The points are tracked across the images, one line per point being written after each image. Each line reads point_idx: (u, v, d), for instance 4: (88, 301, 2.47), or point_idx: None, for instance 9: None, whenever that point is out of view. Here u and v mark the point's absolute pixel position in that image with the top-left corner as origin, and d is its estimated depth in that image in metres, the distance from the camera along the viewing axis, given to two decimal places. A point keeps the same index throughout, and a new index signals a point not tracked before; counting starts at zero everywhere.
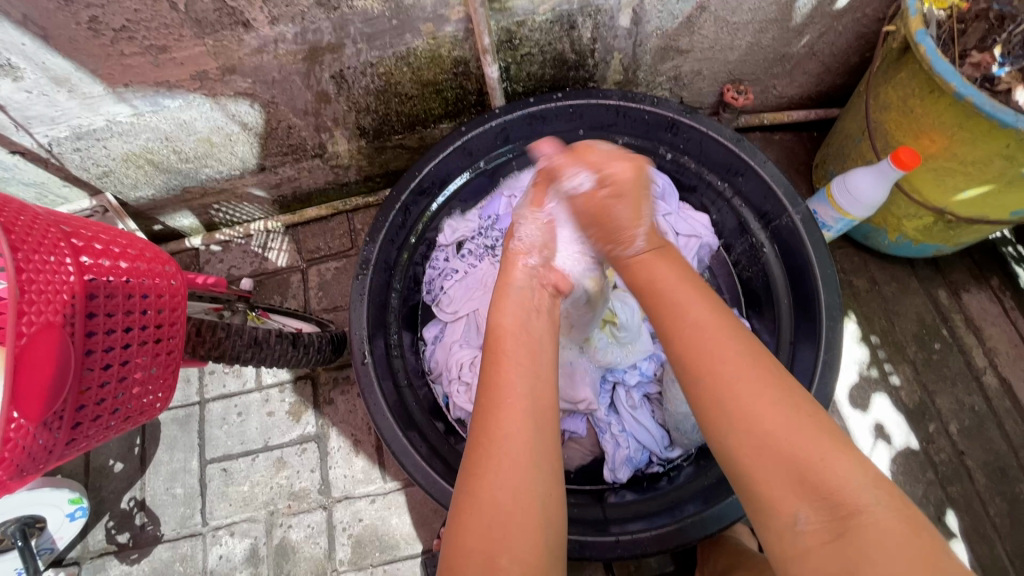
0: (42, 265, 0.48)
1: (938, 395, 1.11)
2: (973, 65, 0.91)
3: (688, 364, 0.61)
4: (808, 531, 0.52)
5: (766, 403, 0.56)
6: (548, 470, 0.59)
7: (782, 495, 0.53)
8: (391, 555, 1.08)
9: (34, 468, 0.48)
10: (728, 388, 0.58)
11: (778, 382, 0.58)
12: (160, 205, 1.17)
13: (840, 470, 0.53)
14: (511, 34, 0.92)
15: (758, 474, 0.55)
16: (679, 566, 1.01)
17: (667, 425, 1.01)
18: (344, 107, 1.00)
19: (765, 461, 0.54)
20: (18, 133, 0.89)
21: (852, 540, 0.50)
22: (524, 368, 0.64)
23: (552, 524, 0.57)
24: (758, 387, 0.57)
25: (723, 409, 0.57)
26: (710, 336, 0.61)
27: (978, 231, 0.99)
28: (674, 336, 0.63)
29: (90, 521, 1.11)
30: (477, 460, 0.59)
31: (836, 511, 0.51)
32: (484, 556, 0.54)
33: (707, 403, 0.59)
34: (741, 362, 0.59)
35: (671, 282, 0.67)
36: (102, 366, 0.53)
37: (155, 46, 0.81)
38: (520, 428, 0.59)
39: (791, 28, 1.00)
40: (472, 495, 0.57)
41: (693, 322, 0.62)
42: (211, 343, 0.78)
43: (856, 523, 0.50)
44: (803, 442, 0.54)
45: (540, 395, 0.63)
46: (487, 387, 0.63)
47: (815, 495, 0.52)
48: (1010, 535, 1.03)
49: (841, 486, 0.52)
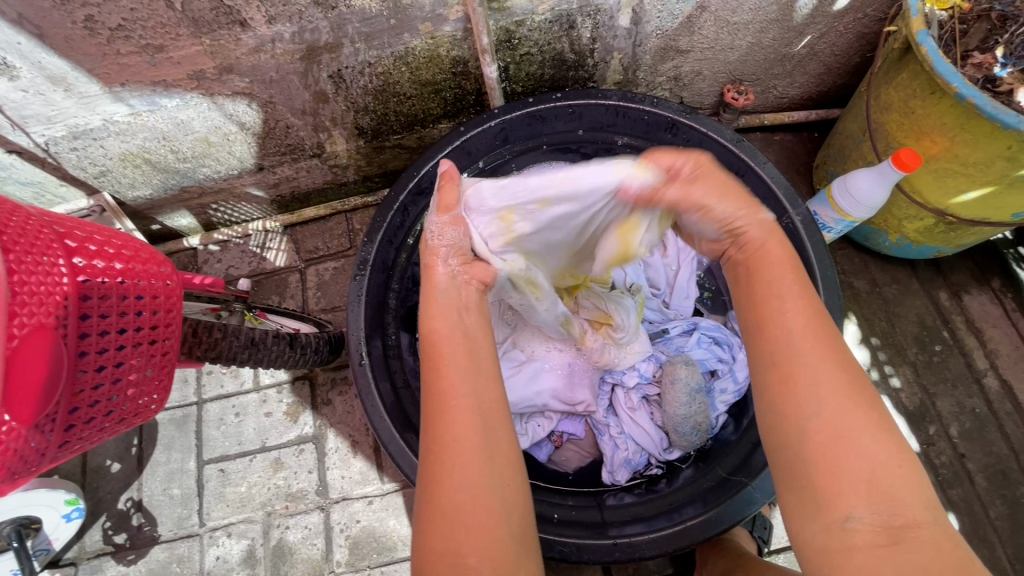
0: (35, 266, 0.48)
1: (939, 398, 1.11)
2: (976, 66, 0.90)
3: (773, 352, 0.56)
4: (859, 529, 0.50)
5: (846, 401, 0.53)
6: (502, 468, 0.58)
7: (842, 493, 0.51)
8: (389, 557, 1.07)
9: (26, 471, 0.48)
10: (811, 378, 0.54)
11: (848, 378, 0.54)
12: (158, 205, 1.17)
13: (905, 483, 0.51)
14: (510, 33, 0.91)
15: (822, 468, 0.52)
16: (678, 569, 1.01)
17: (667, 427, 0.99)
18: (343, 107, 1.00)
19: (831, 459, 0.51)
20: (14, 132, 0.89)
21: (905, 551, 0.48)
22: (463, 367, 0.62)
23: (515, 519, 0.57)
24: (839, 383, 0.54)
25: (806, 401, 0.53)
26: (804, 327, 0.56)
27: (979, 232, 0.98)
28: (761, 323, 0.58)
29: (87, 521, 1.11)
30: (433, 464, 0.57)
31: (894, 521, 0.49)
32: (452, 558, 0.53)
33: (783, 394, 0.55)
34: (830, 359, 0.55)
35: (774, 264, 0.62)
36: (96, 368, 0.53)
37: (152, 45, 0.80)
38: (468, 428, 0.58)
39: (792, 27, 1.00)
40: (431, 499, 0.56)
41: (789, 309, 0.58)
42: (207, 344, 0.77)
43: (910, 535, 0.49)
44: (873, 447, 0.51)
45: (483, 392, 0.61)
46: (429, 395, 0.61)
47: (877, 501, 0.50)
48: (1011, 538, 1.02)
49: (903, 499, 0.50)
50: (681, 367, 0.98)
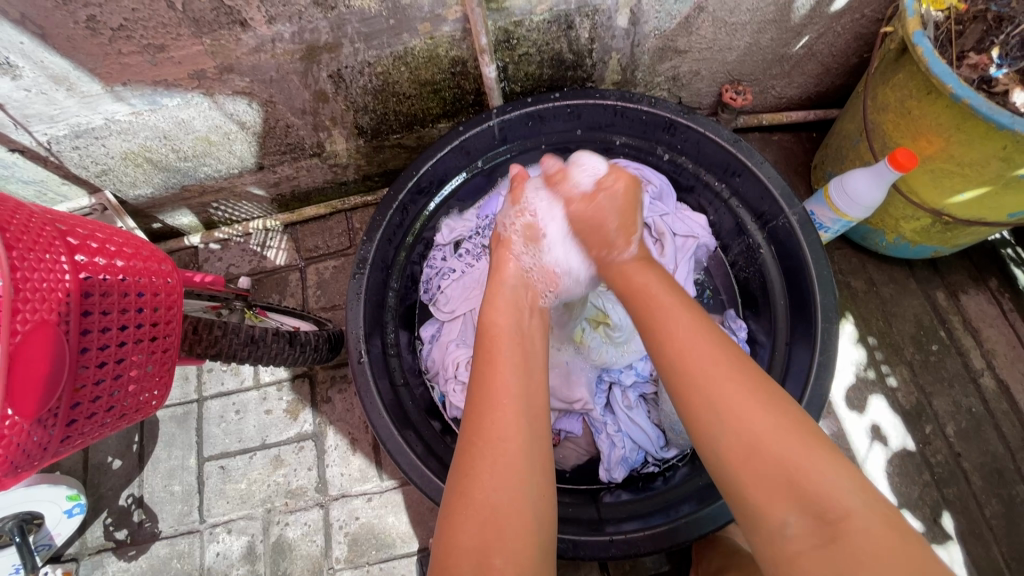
0: (38, 263, 0.48)
1: (936, 397, 1.11)
2: (971, 67, 0.91)
3: (679, 366, 0.62)
4: (798, 536, 0.52)
5: (752, 404, 0.57)
6: (538, 478, 0.59)
7: (771, 499, 0.53)
8: (388, 553, 1.08)
9: (28, 465, 0.49)
10: (712, 391, 0.59)
11: (757, 386, 0.59)
12: (159, 203, 1.17)
13: (828, 474, 0.53)
14: (509, 33, 0.92)
15: (746, 476, 0.55)
16: (674, 566, 1.01)
17: (663, 425, 1.01)
18: (342, 107, 1.00)
19: (751, 464, 0.55)
20: (17, 131, 0.90)
21: (840, 547, 0.50)
22: (516, 368, 0.66)
23: (545, 525, 0.58)
24: (746, 392, 0.58)
25: (710, 407, 0.58)
26: (695, 338, 0.63)
27: (976, 232, 0.99)
28: (657, 340, 0.65)
29: (88, 517, 1.12)
30: (473, 459, 0.59)
31: (826, 516, 0.51)
32: (477, 556, 0.53)
33: (698, 406, 0.59)
34: (727, 368, 0.60)
35: (659, 289, 0.70)
36: (98, 364, 0.53)
37: (153, 45, 0.81)
38: (516, 429, 0.60)
39: (789, 28, 1.00)
40: (465, 494, 0.57)
41: (680, 330, 0.64)
42: (207, 341, 0.78)
43: (843, 530, 0.50)
44: (788, 444, 0.55)
45: (532, 398, 0.64)
46: (480, 392, 0.64)
47: (804, 500, 0.52)
48: (1007, 537, 1.03)
49: (828, 492, 0.52)
50: None
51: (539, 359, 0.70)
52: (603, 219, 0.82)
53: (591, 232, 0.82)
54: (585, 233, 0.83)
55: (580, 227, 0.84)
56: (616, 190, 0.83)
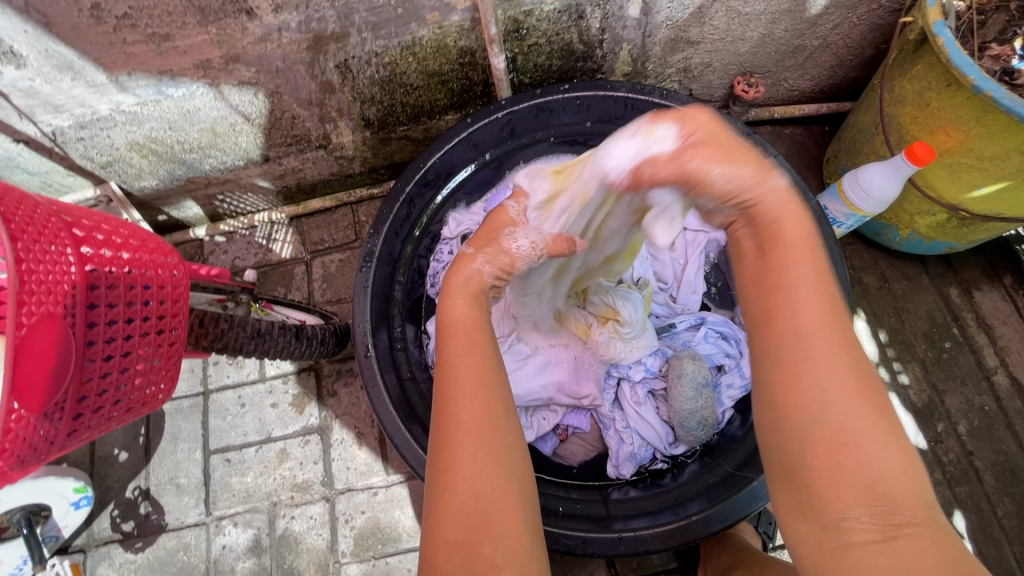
0: (42, 255, 0.47)
1: (948, 395, 1.10)
2: (993, 57, 0.90)
3: (783, 327, 0.50)
4: (855, 529, 0.46)
5: (847, 390, 0.47)
6: (517, 460, 0.57)
7: (841, 491, 0.46)
8: (393, 548, 1.08)
9: (35, 459, 0.48)
10: (818, 369, 0.48)
11: (864, 369, 0.49)
12: (164, 195, 1.17)
13: (903, 477, 0.47)
14: (519, 23, 0.90)
15: (815, 461, 0.47)
16: (682, 563, 1.01)
17: (672, 422, 0.98)
18: (349, 98, 0.99)
19: (830, 451, 0.47)
20: (21, 121, 0.89)
21: (902, 549, 0.44)
22: (485, 358, 0.60)
23: (530, 503, 0.57)
24: (851, 374, 0.48)
25: (808, 379, 0.48)
26: (805, 316, 0.49)
27: (993, 227, 0.97)
28: (770, 314, 0.51)
29: (95, 509, 1.12)
30: (450, 452, 0.56)
31: (892, 517, 0.45)
32: (467, 547, 0.52)
33: (793, 372, 0.48)
34: (836, 345, 0.48)
35: (795, 238, 0.53)
36: (103, 357, 0.53)
37: (158, 34, 0.80)
38: (486, 419, 0.57)
39: (805, 19, 0.98)
40: (449, 490, 0.54)
41: (798, 284, 0.50)
42: (214, 335, 0.77)
43: (907, 533, 0.45)
44: (874, 442, 0.47)
45: (501, 386, 0.60)
46: (447, 377, 0.59)
47: (875, 498, 0.46)
48: (1018, 536, 1.01)
49: (900, 494, 0.46)
50: (689, 362, 0.96)
51: None
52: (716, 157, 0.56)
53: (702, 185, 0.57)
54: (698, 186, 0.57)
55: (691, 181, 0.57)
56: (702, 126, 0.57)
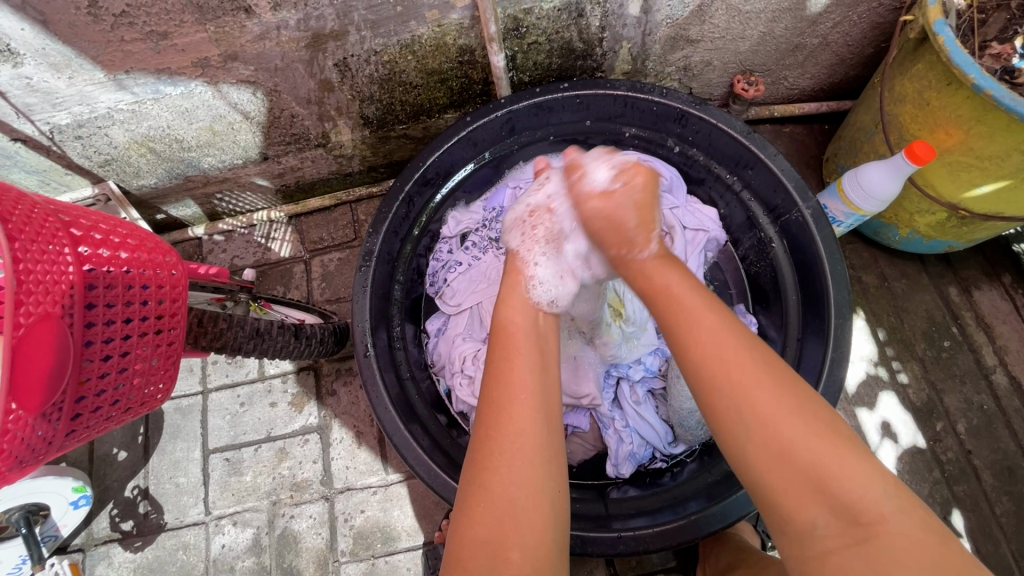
0: (40, 255, 0.47)
1: (947, 394, 1.10)
2: (994, 56, 0.89)
3: (699, 365, 0.58)
4: (828, 536, 0.50)
5: (783, 409, 0.54)
6: (555, 471, 0.58)
7: (801, 503, 0.51)
8: (393, 547, 1.08)
9: (33, 459, 0.48)
10: (743, 396, 0.55)
11: (787, 384, 0.56)
12: (163, 194, 1.16)
13: (862, 476, 0.50)
14: (518, 21, 0.90)
15: (777, 484, 0.52)
16: (681, 562, 1.01)
17: (672, 421, 1.00)
18: (348, 96, 0.99)
19: (781, 469, 0.52)
20: (18, 120, 0.89)
21: (875, 550, 0.48)
22: (533, 365, 0.63)
23: (562, 517, 0.57)
24: (776, 393, 0.54)
25: (736, 409, 0.55)
26: (720, 352, 0.58)
27: (992, 227, 0.97)
28: (692, 357, 0.59)
29: (94, 509, 1.12)
30: (488, 451, 0.57)
31: (857, 519, 0.49)
32: (495, 550, 0.52)
33: (724, 403, 0.55)
34: (755, 371, 0.56)
35: (685, 290, 0.64)
36: (102, 357, 0.52)
37: (156, 32, 0.79)
38: (530, 423, 0.58)
39: (805, 17, 0.98)
40: (483, 488, 0.56)
41: (703, 330, 0.59)
42: (212, 334, 0.77)
43: (876, 533, 0.49)
44: (823, 445, 0.52)
45: (549, 392, 0.62)
46: (494, 381, 0.62)
47: (835, 502, 0.50)
48: (1016, 535, 1.02)
49: (862, 495, 0.50)
50: None
51: (554, 354, 0.68)
52: (622, 218, 0.72)
53: (610, 230, 0.73)
54: (604, 231, 0.74)
55: (599, 225, 0.74)
56: (637, 187, 0.75)
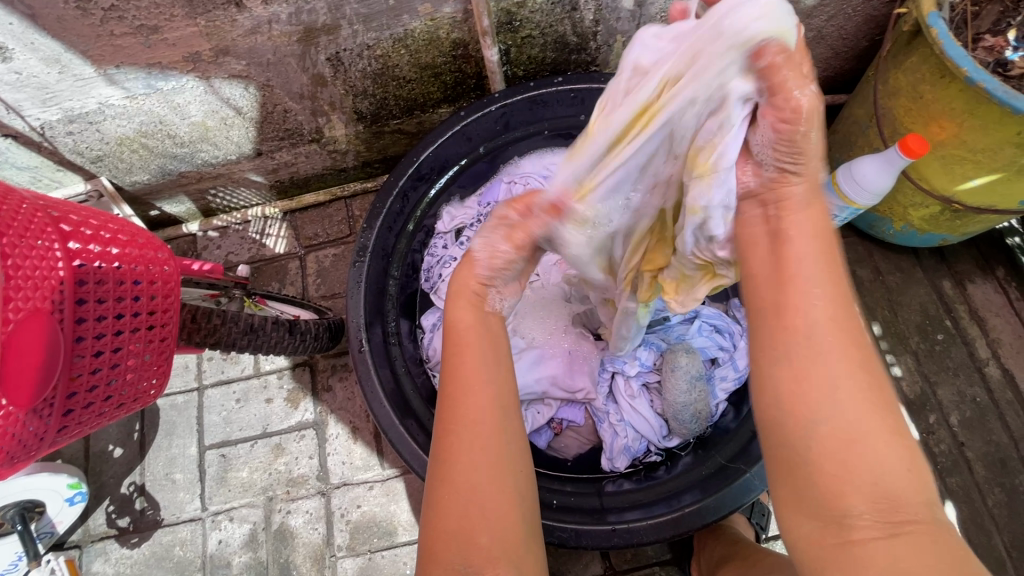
0: (29, 251, 0.47)
1: (940, 386, 1.10)
2: (987, 49, 0.89)
3: (790, 313, 0.46)
4: (861, 527, 0.42)
5: (859, 385, 0.44)
6: (517, 455, 0.57)
7: (842, 483, 0.43)
8: (390, 541, 1.08)
9: (25, 456, 0.48)
10: (822, 362, 0.44)
11: (870, 363, 0.45)
12: (156, 189, 1.16)
13: (910, 478, 0.43)
14: (512, 15, 0.89)
15: (823, 461, 0.43)
16: (676, 555, 1.02)
17: (667, 415, 0.99)
18: (341, 91, 0.99)
19: (839, 443, 0.43)
20: (9, 115, 0.88)
21: (905, 547, 0.41)
22: (487, 351, 0.60)
23: (528, 501, 0.57)
24: (856, 368, 0.45)
25: (810, 371, 0.44)
26: (820, 310, 0.46)
27: (985, 220, 0.97)
28: (779, 306, 0.47)
29: (91, 505, 1.12)
30: (449, 445, 0.56)
31: (897, 515, 0.42)
32: (464, 537, 0.52)
33: (800, 362, 0.45)
34: (848, 340, 0.45)
35: (799, 235, 0.50)
36: (93, 353, 0.52)
37: (146, 26, 0.79)
38: (490, 411, 0.56)
39: (799, 11, 0.98)
40: (448, 481, 0.55)
41: (807, 282, 0.47)
42: (206, 330, 0.77)
43: (908, 531, 0.42)
44: (886, 435, 0.43)
45: (506, 378, 0.59)
46: (450, 375, 0.59)
47: (880, 493, 0.42)
48: (1009, 526, 1.02)
49: (908, 493, 0.43)
50: (682, 355, 0.97)
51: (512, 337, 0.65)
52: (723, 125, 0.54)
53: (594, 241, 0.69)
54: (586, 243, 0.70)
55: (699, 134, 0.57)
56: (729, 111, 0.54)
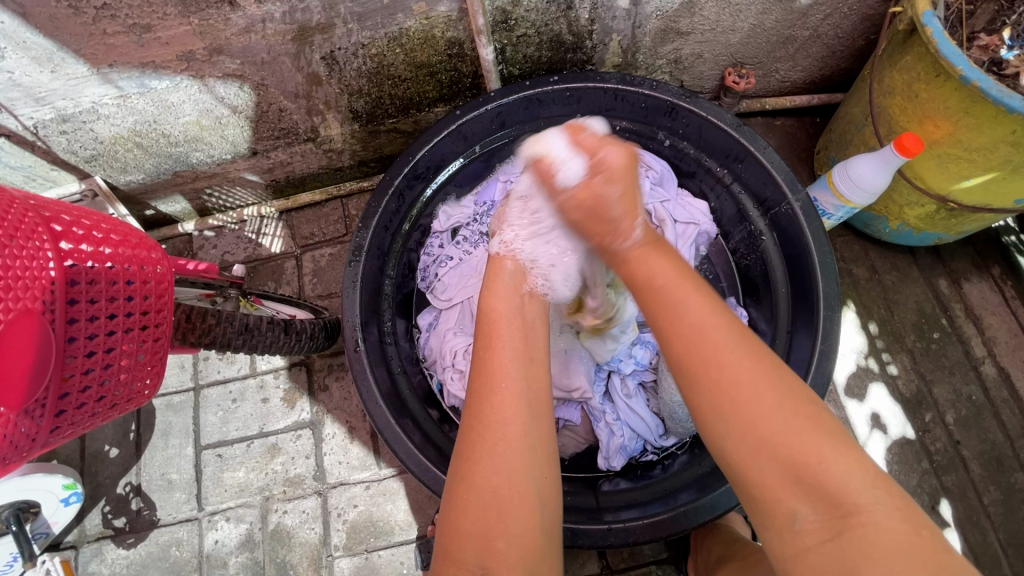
0: (19, 251, 0.47)
1: (936, 385, 1.10)
2: (982, 48, 0.89)
3: (686, 358, 0.55)
4: (807, 530, 0.49)
5: (764, 403, 0.51)
6: (542, 460, 0.57)
7: (779, 494, 0.50)
8: (386, 541, 1.08)
9: (17, 457, 0.48)
10: (721, 393, 0.52)
11: (770, 377, 0.53)
12: (151, 189, 1.15)
13: (845, 470, 0.49)
14: (507, 13, 0.89)
15: (756, 479, 0.51)
16: (672, 554, 1.02)
17: (662, 414, 1.00)
18: (336, 90, 0.98)
19: (762, 464, 0.50)
20: (2, 114, 0.88)
21: (855, 542, 0.47)
22: (517, 351, 0.62)
23: (549, 508, 0.56)
24: (756, 387, 0.52)
25: (711, 402, 0.53)
26: (706, 342, 0.54)
27: (981, 218, 0.97)
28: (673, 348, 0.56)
29: (86, 506, 1.11)
30: (473, 444, 0.57)
31: (838, 510, 0.48)
32: (481, 540, 0.53)
33: (707, 400, 0.53)
34: (740, 363, 0.53)
35: (670, 282, 0.59)
36: (85, 353, 0.52)
37: (139, 25, 0.78)
38: (517, 414, 0.57)
39: (795, 10, 0.98)
40: (468, 480, 0.55)
41: (694, 324, 0.55)
42: (201, 330, 0.76)
43: (858, 523, 0.47)
44: (804, 441, 0.49)
45: (534, 382, 0.60)
46: (480, 372, 0.61)
47: (814, 495, 0.49)
48: (1004, 524, 1.02)
49: (845, 488, 0.48)
50: None
51: (542, 341, 0.66)
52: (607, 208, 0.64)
53: (593, 219, 0.65)
54: (585, 220, 0.66)
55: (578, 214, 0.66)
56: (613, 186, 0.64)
